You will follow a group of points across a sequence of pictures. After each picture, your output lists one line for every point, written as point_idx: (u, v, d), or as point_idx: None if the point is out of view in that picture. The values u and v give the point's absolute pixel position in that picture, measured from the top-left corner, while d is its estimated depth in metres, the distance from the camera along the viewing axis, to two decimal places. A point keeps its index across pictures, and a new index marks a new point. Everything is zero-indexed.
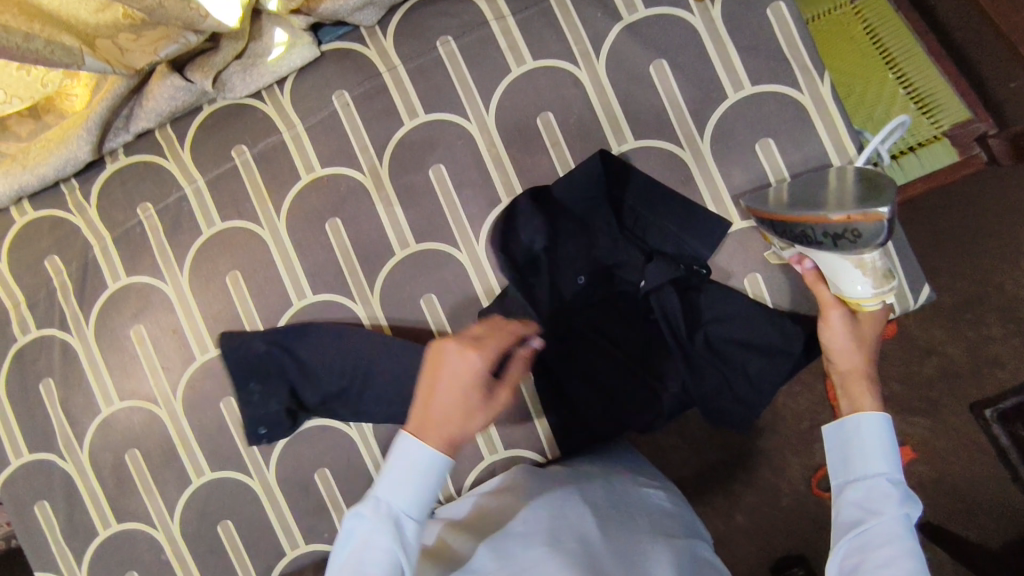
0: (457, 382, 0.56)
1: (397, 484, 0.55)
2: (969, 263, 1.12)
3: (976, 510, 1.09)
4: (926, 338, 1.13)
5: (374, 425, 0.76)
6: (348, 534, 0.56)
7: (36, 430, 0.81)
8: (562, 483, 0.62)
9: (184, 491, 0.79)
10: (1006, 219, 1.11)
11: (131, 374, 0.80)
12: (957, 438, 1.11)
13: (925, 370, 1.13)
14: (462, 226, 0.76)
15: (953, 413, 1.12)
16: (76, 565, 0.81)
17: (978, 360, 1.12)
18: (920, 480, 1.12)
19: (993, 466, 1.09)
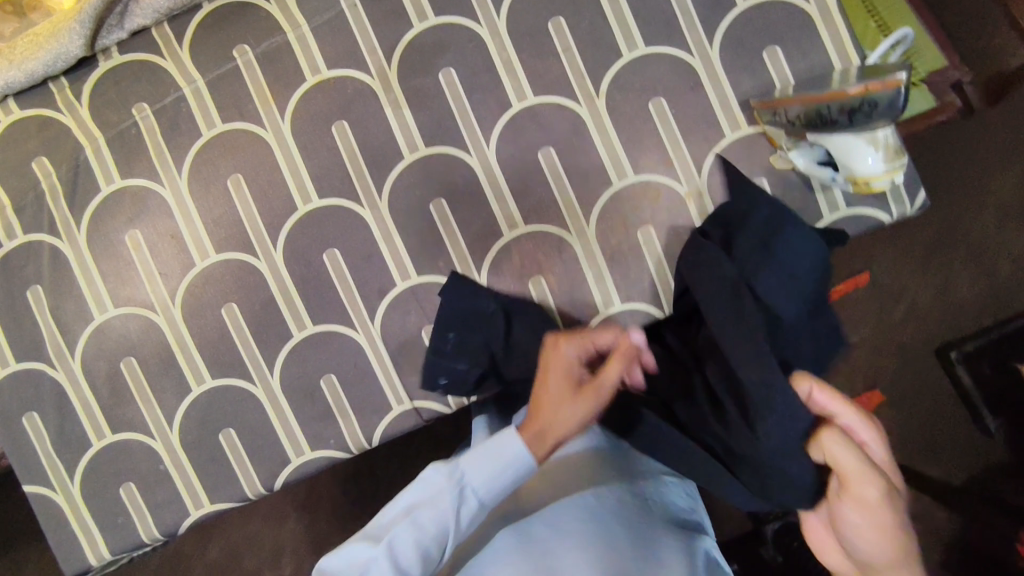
0: (558, 377, 0.62)
1: (489, 466, 0.59)
2: (937, 214, 1.18)
3: (940, 450, 1.15)
4: (898, 283, 1.18)
5: (382, 328, 0.76)
6: (419, 483, 0.61)
7: (23, 339, 0.78)
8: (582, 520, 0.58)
9: (184, 399, 0.77)
10: (970, 171, 1.17)
11: (126, 280, 0.77)
12: (922, 380, 1.16)
13: (893, 311, 1.17)
14: (473, 130, 0.75)
15: (921, 357, 1.17)
16: (69, 478, 0.78)
17: (945, 306, 1.17)
18: (889, 422, 1.16)
19: (955, 406, 1.15)
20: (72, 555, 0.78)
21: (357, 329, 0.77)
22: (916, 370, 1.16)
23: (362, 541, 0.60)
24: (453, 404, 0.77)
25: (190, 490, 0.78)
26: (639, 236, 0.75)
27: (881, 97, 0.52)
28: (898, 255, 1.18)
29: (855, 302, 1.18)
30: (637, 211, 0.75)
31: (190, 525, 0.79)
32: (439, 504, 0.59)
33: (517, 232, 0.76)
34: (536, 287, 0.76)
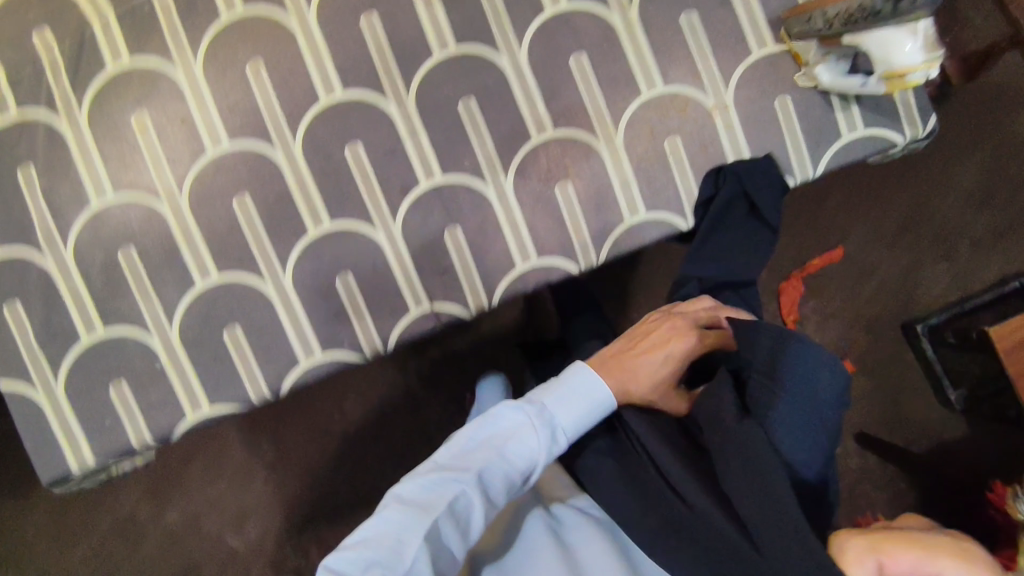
0: (656, 378, 0.74)
1: (573, 405, 0.69)
2: (905, 201, 1.33)
3: (905, 416, 1.29)
4: (870, 262, 1.32)
5: (404, 228, 0.75)
6: (497, 417, 0.67)
7: (9, 222, 0.72)
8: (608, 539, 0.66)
9: (188, 294, 0.73)
10: (931, 165, 1.34)
11: (129, 165, 0.73)
12: (891, 350, 1.30)
13: (863, 284, 1.31)
14: (505, 30, 0.75)
15: (890, 330, 1.31)
16: (52, 375, 0.72)
17: (911, 285, 1.32)
18: (862, 389, 1.29)
19: (917, 376, 1.30)
20: (51, 459, 0.72)
21: (376, 228, 0.75)
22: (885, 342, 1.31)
23: (437, 471, 0.63)
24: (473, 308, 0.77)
25: (188, 390, 0.73)
26: (663, 147, 0.76)
27: None
28: (868, 232, 1.32)
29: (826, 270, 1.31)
30: (664, 121, 0.76)
31: (185, 430, 0.74)
32: (521, 434, 0.66)
33: (545, 138, 0.75)
34: (561, 192, 0.76)
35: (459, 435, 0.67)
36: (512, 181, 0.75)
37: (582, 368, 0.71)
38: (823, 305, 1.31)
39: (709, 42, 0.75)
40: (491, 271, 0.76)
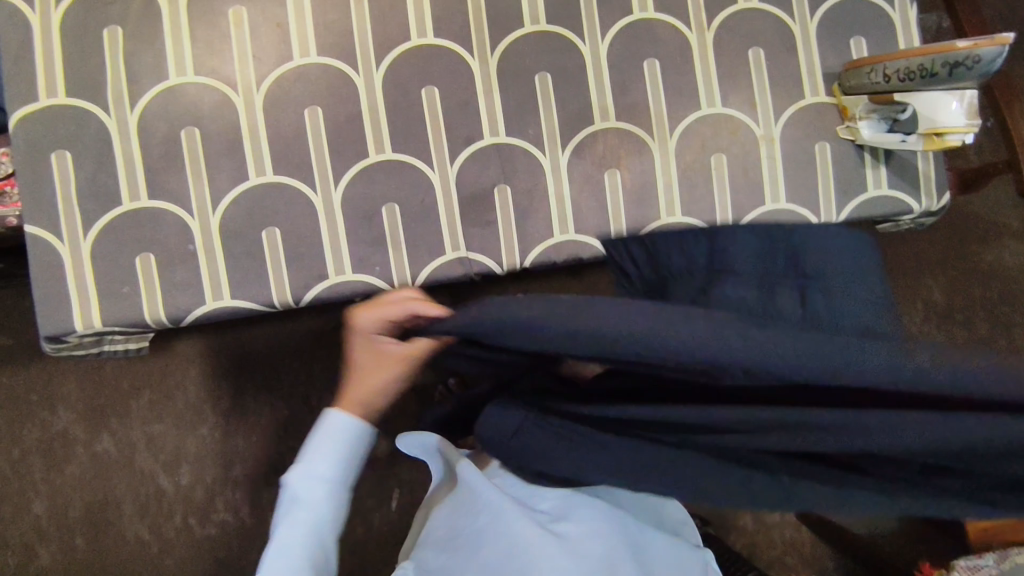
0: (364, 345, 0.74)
1: (322, 455, 0.73)
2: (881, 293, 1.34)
3: None
4: None
5: (459, 176, 0.78)
6: (285, 501, 0.72)
7: (84, 74, 0.73)
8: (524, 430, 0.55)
9: (238, 186, 0.75)
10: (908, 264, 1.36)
11: (216, 52, 0.75)
12: None
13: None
14: (593, 22, 0.81)
15: None
16: (82, 231, 0.72)
17: None
18: None
19: None
20: (56, 313, 0.71)
21: (433, 169, 0.78)
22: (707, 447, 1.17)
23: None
24: (504, 267, 0.80)
25: (212, 277, 0.74)
26: (709, 160, 0.82)
27: (985, 53, 0.62)
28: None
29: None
30: (715, 139, 0.82)
31: (199, 316, 0.74)
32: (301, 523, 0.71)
33: (607, 126, 0.81)
34: (609, 179, 0.80)
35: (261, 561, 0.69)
36: (567, 158, 0.80)
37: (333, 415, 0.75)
38: None
39: (770, 80, 0.83)
40: (529, 236, 0.79)
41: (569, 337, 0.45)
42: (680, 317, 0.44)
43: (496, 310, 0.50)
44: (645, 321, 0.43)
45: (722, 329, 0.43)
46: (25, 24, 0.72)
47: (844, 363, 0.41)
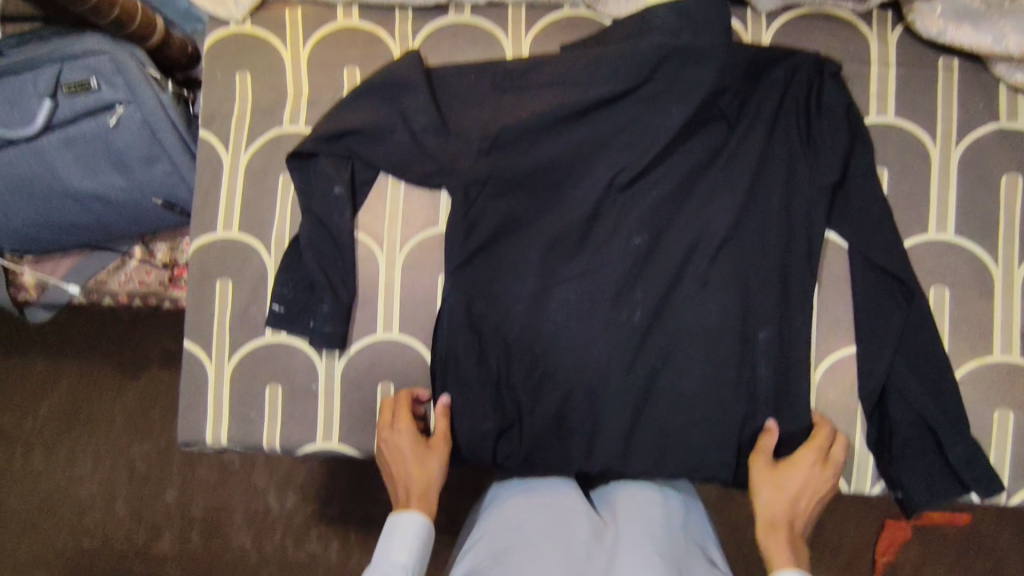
0: (405, 462, 0.75)
1: (406, 545, 0.69)
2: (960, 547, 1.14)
3: None
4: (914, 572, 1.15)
5: (579, 369, 0.77)
6: (395, 530, 0.70)
7: (256, 213, 0.80)
8: (401, 532, 0.70)
9: (364, 335, 0.80)
10: None
11: (372, 208, 0.80)
12: None
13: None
14: (747, 234, 0.75)
15: None
16: (227, 354, 0.80)
17: None
18: None
19: None
20: (193, 423, 0.80)
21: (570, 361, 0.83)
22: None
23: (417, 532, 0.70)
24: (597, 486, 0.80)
25: (327, 418, 0.79)
26: (857, 406, 0.75)
27: None
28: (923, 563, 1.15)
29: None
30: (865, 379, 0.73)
31: (311, 450, 0.80)
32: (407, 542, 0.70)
33: (744, 345, 0.75)
34: (733, 403, 0.75)
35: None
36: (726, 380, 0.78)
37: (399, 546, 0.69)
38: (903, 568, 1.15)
39: (952, 325, 0.74)
40: (642, 440, 0.77)
41: (510, 205, 0.78)
42: (635, 339, 0.76)
43: (487, 185, 0.77)
44: (523, 208, 0.78)
45: (548, 163, 0.77)
46: (217, 162, 0.81)
47: (689, 265, 0.76)
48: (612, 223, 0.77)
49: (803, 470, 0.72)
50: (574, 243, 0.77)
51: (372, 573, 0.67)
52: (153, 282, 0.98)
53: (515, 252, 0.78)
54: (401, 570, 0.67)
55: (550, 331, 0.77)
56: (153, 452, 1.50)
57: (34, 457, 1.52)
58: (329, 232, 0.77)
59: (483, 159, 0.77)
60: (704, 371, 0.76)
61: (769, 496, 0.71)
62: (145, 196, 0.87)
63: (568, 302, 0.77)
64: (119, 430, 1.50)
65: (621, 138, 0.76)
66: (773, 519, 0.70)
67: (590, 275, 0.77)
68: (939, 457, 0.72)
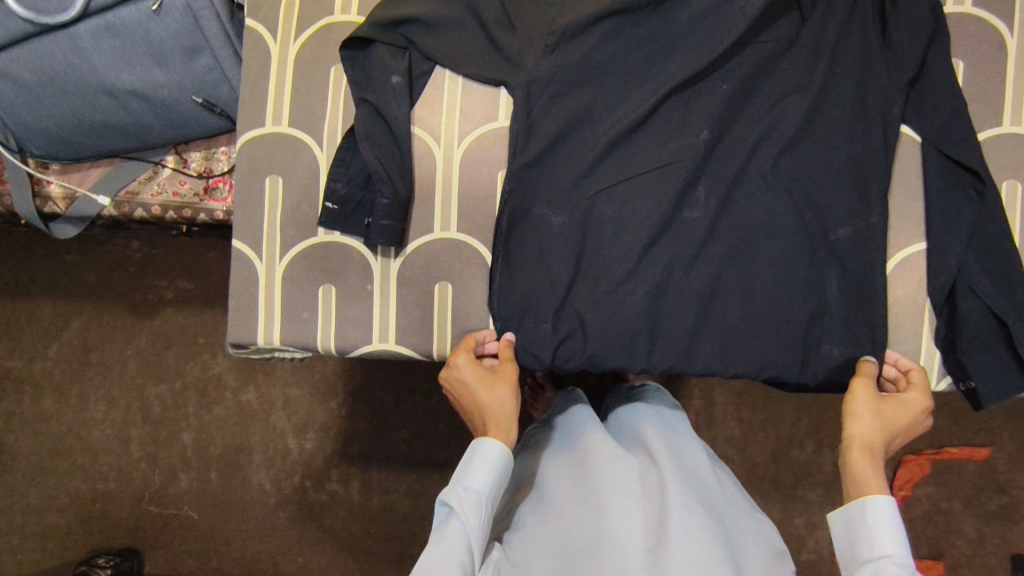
0: (483, 390, 0.70)
1: (483, 471, 0.64)
2: (986, 474, 1.15)
3: None
4: (940, 500, 1.15)
5: (644, 268, 0.72)
6: (475, 455, 0.65)
7: (308, 106, 0.77)
8: (480, 460, 0.65)
9: (420, 235, 0.77)
10: None
11: (429, 102, 0.77)
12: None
13: (801, 438, 1.21)
14: (824, 125, 0.72)
15: (994, 554, 1.15)
16: (278, 253, 0.77)
17: (982, 544, 1.15)
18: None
19: None
20: (243, 324, 0.77)
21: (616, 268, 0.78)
22: (802, 491, 1.21)
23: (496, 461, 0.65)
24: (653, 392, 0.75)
25: (382, 319, 0.77)
26: (926, 302, 0.73)
27: None
28: (949, 491, 1.15)
29: (765, 417, 1.22)
30: (935, 274, 0.72)
31: (364, 352, 0.77)
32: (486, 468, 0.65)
33: (815, 242, 0.73)
34: (803, 303, 0.72)
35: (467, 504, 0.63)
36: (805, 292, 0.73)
37: (480, 474, 0.65)
38: (930, 496, 1.15)
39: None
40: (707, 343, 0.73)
41: (573, 91, 0.72)
42: (700, 239, 0.72)
43: (551, 71, 0.71)
44: (585, 98, 0.72)
45: (618, 57, 0.72)
46: (265, 52, 0.78)
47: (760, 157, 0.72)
48: (682, 111, 0.72)
49: (905, 408, 0.67)
50: (646, 143, 0.72)
51: (450, 497, 0.63)
52: (187, 193, 0.94)
53: (583, 155, 0.72)
54: (478, 496, 0.63)
55: (615, 227, 0.72)
56: (167, 397, 1.42)
57: (42, 400, 1.43)
58: (386, 123, 0.75)
59: (549, 58, 0.71)
60: (776, 271, 0.72)
61: (874, 423, 0.65)
62: (185, 93, 0.83)
63: (632, 196, 0.72)
64: (133, 373, 1.42)
65: (695, 28, 0.71)
66: (870, 444, 0.64)
67: (657, 166, 0.71)
68: (1007, 349, 0.70)
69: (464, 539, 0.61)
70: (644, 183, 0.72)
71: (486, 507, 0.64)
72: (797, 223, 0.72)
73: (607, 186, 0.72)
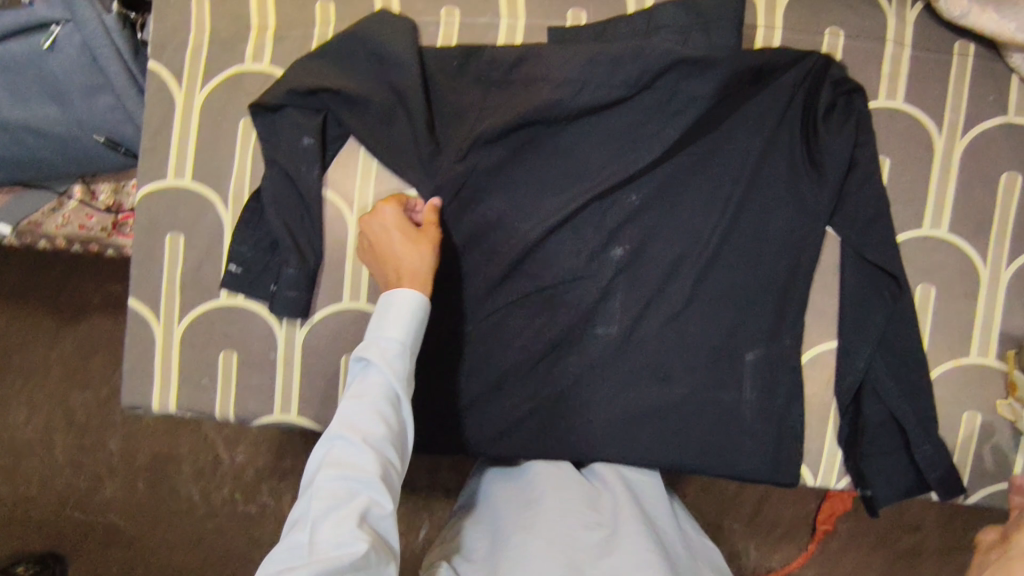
0: (394, 235, 0.64)
1: (395, 325, 0.58)
2: None
3: None
4: None
5: (551, 372, 0.72)
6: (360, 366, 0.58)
7: (213, 162, 0.73)
8: (388, 333, 0.58)
9: (329, 306, 0.74)
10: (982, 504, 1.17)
11: (342, 164, 0.73)
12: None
13: None
14: (739, 229, 0.70)
15: None
16: (177, 315, 0.74)
17: None
18: None
19: None
20: (139, 387, 0.74)
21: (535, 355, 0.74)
22: (725, 527, 1.16)
23: (412, 314, 0.59)
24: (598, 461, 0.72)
25: (286, 390, 0.74)
26: (832, 400, 0.73)
27: None
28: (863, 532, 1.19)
29: None
30: (843, 376, 0.71)
31: (266, 422, 0.75)
32: (396, 324, 0.59)
33: (732, 337, 0.71)
34: (712, 409, 0.71)
35: (365, 396, 0.56)
36: (721, 400, 0.71)
37: (401, 313, 0.59)
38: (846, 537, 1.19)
39: (934, 325, 0.72)
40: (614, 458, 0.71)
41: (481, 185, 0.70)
42: (607, 351, 0.72)
43: (458, 166, 0.68)
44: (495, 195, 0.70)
45: (539, 163, 0.70)
46: (170, 100, 0.72)
47: (674, 268, 0.71)
48: (593, 209, 0.70)
49: None
50: (561, 247, 0.71)
51: (367, 350, 0.57)
52: (94, 227, 0.89)
53: (495, 258, 0.70)
54: (399, 347, 0.58)
55: (527, 324, 0.71)
56: (79, 410, 1.34)
57: None
58: (295, 188, 0.71)
59: (459, 163, 0.68)
60: (689, 363, 0.71)
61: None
62: (85, 130, 0.77)
63: (542, 290, 0.71)
64: (56, 378, 1.36)
65: (625, 119, 0.69)
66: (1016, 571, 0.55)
67: (570, 263, 0.71)
68: (904, 455, 0.71)
69: (343, 479, 0.52)
70: (553, 282, 0.71)
71: (410, 358, 0.59)
72: (711, 316, 0.71)
73: (513, 287, 0.71)
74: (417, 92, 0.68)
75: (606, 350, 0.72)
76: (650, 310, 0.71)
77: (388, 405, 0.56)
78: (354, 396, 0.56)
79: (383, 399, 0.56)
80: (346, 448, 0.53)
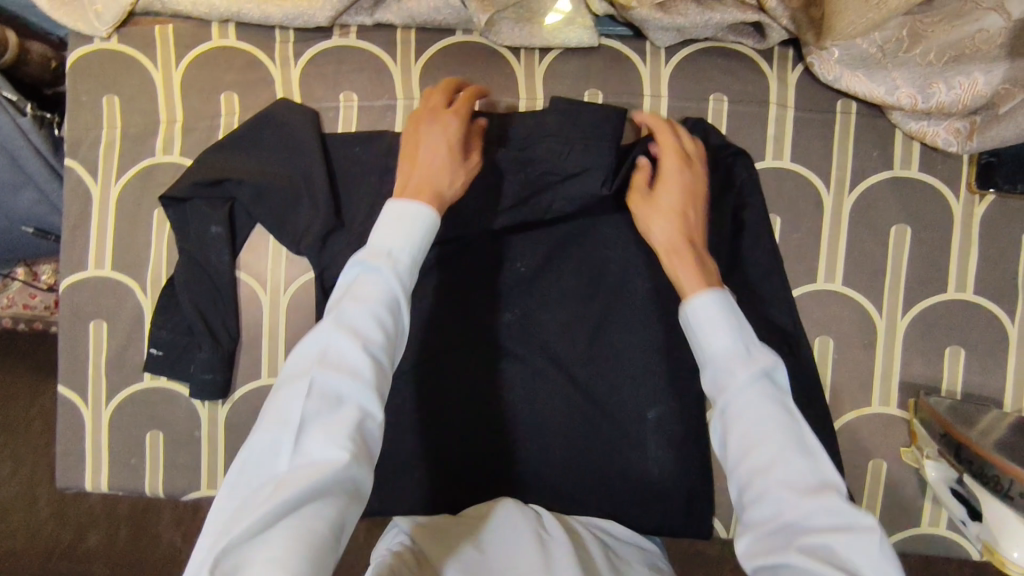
0: (440, 145, 0.63)
1: (401, 227, 0.54)
2: None
3: None
4: None
5: (462, 442, 0.74)
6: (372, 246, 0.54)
7: (130, 251, 0.76)
8: (390, 227, 0.54)
9: (248, 383, 0.76)
10: None
11: (253, 247, 0.76)
12: None
13: None
14: (635, 293, 0.72)
15: None
16: (104, 399, 0.77)
17: None
18: None
19: None
20: (71, 469, 0.77)
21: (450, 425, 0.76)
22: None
23: (413, 225, 0.55)
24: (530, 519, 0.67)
25: (211, 466, 0.77)
26: None
27: None
28: None
29: None
30: None
31: (194, 497, 0.77)
32: (395, 231, 0.54)
33: (635, 399, 0.73)
34: (620, 467, 0.73)
35: (375, 274, 0.52)
36: (627, 460, 0.73)
37: (395, 236, 0.54)
38: None
39: (835, 379, 0.72)
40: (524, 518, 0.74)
41: None
42: (510, 412, 0.73)
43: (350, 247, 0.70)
44: None
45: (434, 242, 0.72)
46: (87, 195, 0.76)
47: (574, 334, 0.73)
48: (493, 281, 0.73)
49: (673, 190, 0.64)
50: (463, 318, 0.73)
51: (366, 255, 0.53)
52: (38, 306, 0.94)
53: None
54: (397, 254, 0.53)
55: (436, 394, 0.73)
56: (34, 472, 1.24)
57: None
58: (205, 274, 0.73)
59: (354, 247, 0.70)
60: (595, 424, 0.73)
61: (672, 223, 0.62)
62: (14, 224, 0.81)
63: (449, 361, 0.73)
64: None
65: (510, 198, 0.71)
66: (682, 238, 0.61)
67: (475, 333, 0.73)
68: None
69: (358, 348, 0.48)
70: (458, 351, 0.73)
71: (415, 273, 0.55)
72: (613, 379, 0.73)
73: (420, 359, 0.73)
74: (314, 177, 0.71)
75: (512, 414, 0.73)
76: (556, 374, 0.73)
77: (394, 298, 0.51)
78: (360, 280, 0.52)
79: (386, 293, 0.51)
80: (342, 346, 0.48)
